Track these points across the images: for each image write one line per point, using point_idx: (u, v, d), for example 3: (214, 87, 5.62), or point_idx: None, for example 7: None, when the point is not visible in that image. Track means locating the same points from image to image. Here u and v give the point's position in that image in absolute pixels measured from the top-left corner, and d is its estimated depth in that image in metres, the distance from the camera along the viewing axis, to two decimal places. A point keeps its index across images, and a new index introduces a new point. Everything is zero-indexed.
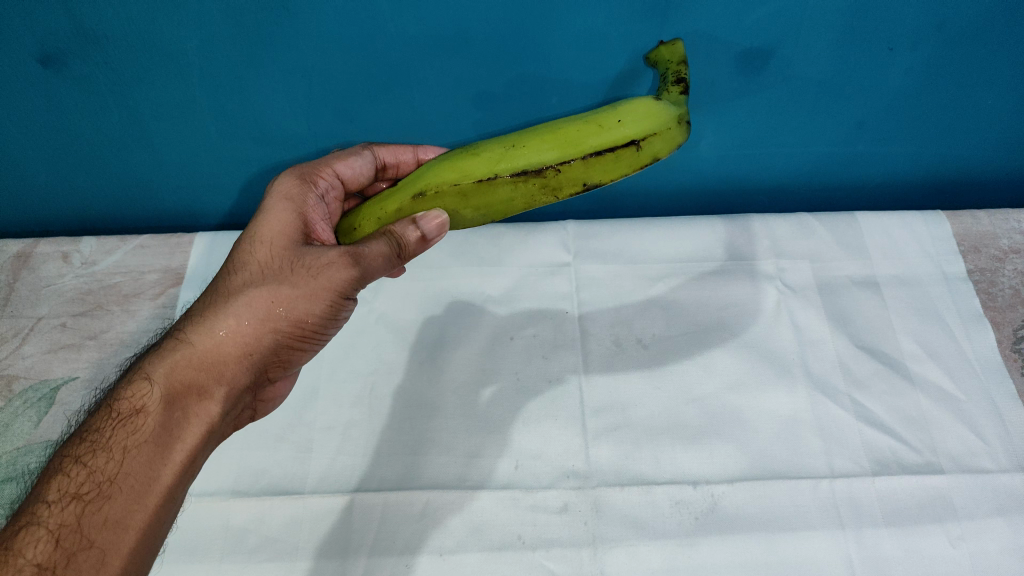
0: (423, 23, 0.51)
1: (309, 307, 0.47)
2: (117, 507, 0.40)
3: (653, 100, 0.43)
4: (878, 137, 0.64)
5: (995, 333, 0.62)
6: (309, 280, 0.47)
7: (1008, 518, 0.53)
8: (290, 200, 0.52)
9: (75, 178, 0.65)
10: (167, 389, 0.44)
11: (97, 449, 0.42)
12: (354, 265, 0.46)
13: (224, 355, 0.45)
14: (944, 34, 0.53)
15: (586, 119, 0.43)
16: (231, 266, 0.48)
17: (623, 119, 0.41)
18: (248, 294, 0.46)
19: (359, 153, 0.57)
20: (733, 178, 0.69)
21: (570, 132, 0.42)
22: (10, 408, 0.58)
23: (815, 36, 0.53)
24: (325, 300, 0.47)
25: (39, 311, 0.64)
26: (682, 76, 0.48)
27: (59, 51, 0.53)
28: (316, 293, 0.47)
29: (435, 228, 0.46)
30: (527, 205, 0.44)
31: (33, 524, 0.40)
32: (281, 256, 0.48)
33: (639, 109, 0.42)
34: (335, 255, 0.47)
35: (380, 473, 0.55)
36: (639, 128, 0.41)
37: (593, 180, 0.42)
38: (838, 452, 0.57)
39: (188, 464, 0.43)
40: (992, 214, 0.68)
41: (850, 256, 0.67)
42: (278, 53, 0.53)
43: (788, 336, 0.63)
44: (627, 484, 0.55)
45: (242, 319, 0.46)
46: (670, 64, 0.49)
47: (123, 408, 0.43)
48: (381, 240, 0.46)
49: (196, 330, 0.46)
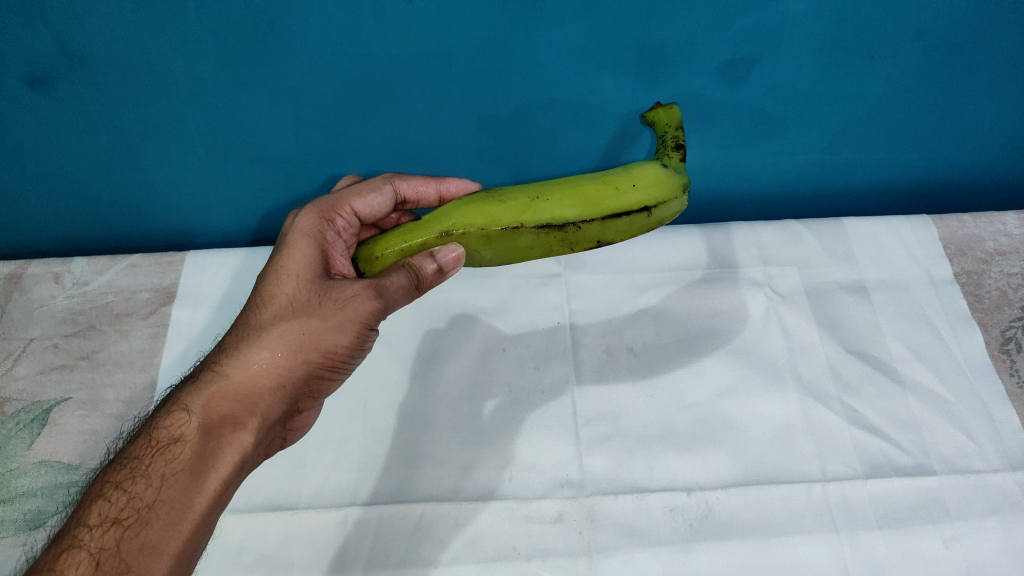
0: (411, 42, 0.52)
1: (336, 338, 0.46)
2: (153, 534, 0.41)
3: (662, 166, 0.46)
4: (863, 143, 0.65)
5: (983, 334, 0.63)
6: (336, 313, 0.46)
7: (1000, 518, 0.54)
8: (311, 238, 0.51)
9: (65, 200, 0.66)
10: (203, 419, 0.44)
11: (136, 476, 0.42)
12: (377, 297, 0.46)
13: (258, 387, 0.45)
14: (923, 42, 0.55)
15: (603, 177, 0.45)
16: (261, 297, 0.48)
17: (636, 184, 0.44)
18: (280, 326, 0.46)
19: (379, 188, 0.55)
20: (721, 186, 0.69)
21: (590, 191, 0.44)
22: (4, 430, 0.58)
23: (793, 46, 0.54)
24: (354, 331, 0.47)
25: (31, 332, 0.64)
26: (681, 143, 0.50)
27: (47, 73, 0.54)
28: (344, 325, 0.46)
29: (451, 261, 0.46)
30: (544, 253, 0.46)
31: (74, 547, 0.41)
32: (308, 289, 0.48)
33: (651, 175, 0.45)
34: (361, 287, 0.46)
35: (375, 487, 0.55)
36: (651, 195, 0.44)
37: (607, 237, 0.45)
38: (830, 457, 0.57)
39: (221, 492, 0.43)
40: (977, 217, 0.69)
41: (837, 261, 0.68)
42: (265, 73, 0.54)
43: (778, 343, 0.63)
44: (621, 492, 0.55)
45: (274, 351, 0.45)
46: (669, 129, 0.52)
47: (162, 436, 0.44)
48: (400, 272, 0.46)
49: (230, 362, 0.45)
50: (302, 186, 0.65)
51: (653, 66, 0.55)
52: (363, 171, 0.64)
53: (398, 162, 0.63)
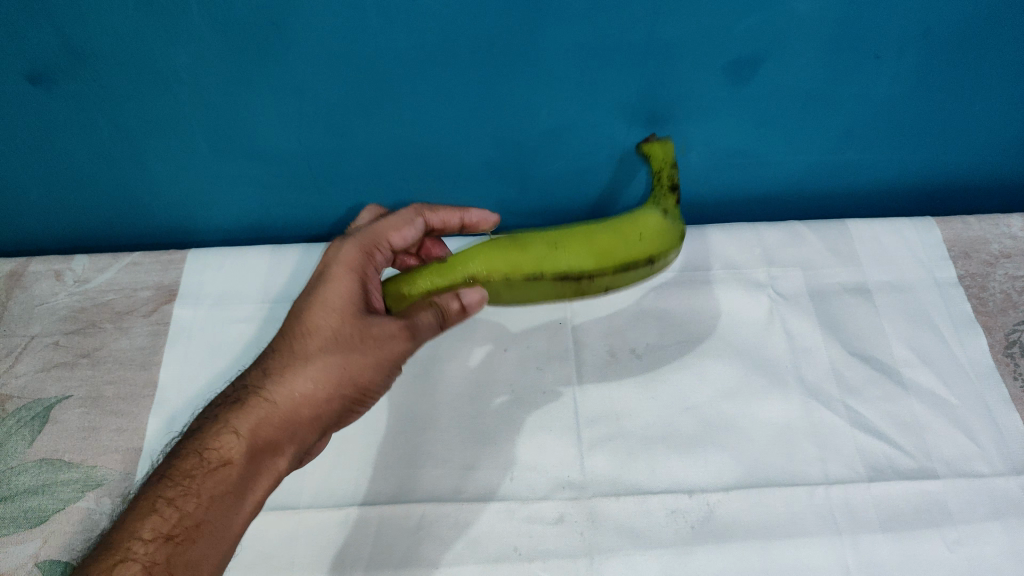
0: (414, 39, 0.52)
1: (373, 374, 0.47)
2: (199, 551, 0.44)
3: (662, 215, 0.54)
4: (868, 144, 0.64)
5: (987, 337, 0.63)
6: (376, 351, 0.47)
7: (1003, 522, 0.54)
8: (352, 267, 0.50)
9: (66, 196, 0.65)
10: (250, 444, 0.46)
11: (186, 493, 0.45)
12: (411, 338, 0.48)
13: (300, 418, 0.46)
14: (931, 42, 0.54)
15: (613, 226, 0.52)
16: (305, 324, 0.47)
17: (642, 236, 0.52)
18: (324, 360, 0.46)
19: (412, 222, 0.54)
20: (725, 187, 0.69)
21: (603, 242, 0.50)
22: (5, 427, 0.58)
23: (799, 45, 0.54)
24: (389, 368, 0.48)
25: (32, 329, 0.63)
26: (675, 181, 0.56)
27: (49, 69, 0.53)
28: (382, 363, 0.47)
29: (475, 301, 0.48)
30: (559, 296, 0.53)
31: (127, 558, 0.43)
32: (351, 322, 0.47)
33: (654, 227, 0.52)
34: (399, 328, 0.47)
35: (376, 487, 0.55)
36: (654, 246, 0.52)
37: (614, 284, 0.53)
38: (833, 459, 0.57)
39: (257, 508, 0.47)
40: (982, 219, 0.69)
41: (841, 262, 0.67)
42: (268, 70, 0.54)
43: (781, 344, 0.63)
44: (622, 494, 0.55)
45: (317, 385, 0.46)
46: (662, 166, 0.58)
47: (212, 457, 0.45)
48: (429, 311, 0.48)
49: (276, 390, 0.46)
50: (303, 185, 0.65)
51: (657, 66, 0.55)
52: (365, 170, 0.64)
53: (400, 161, 0.63)
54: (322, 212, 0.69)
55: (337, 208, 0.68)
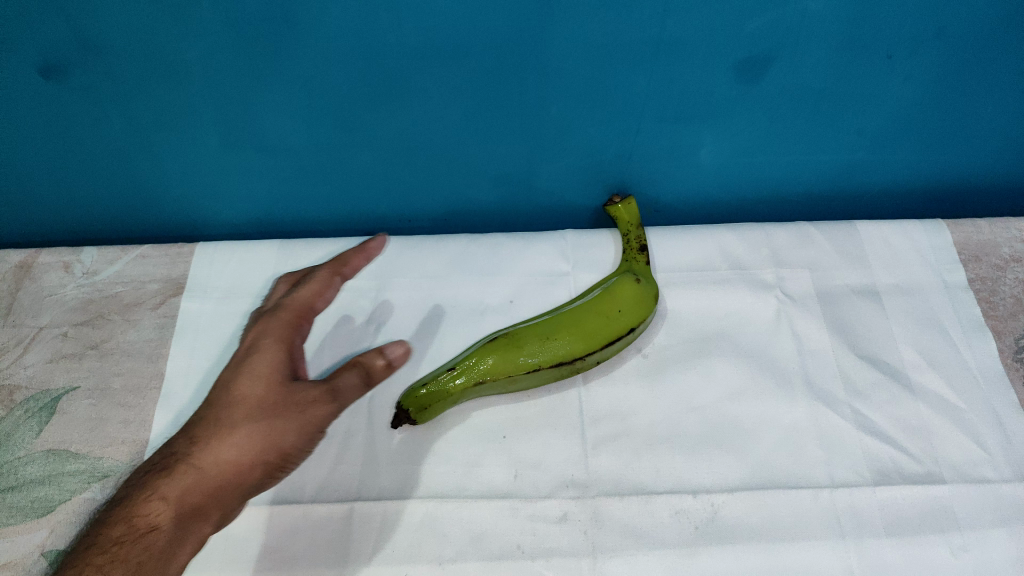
0: (427, 34, 0.52)
1: (296, 440, 0.48)
2: None
3: (634, 280, 0.62)
4: (879, 145, 0.64)
5: (997, 342, 0.62)
6: (299, 416, 0.47)
7: (1010, 528, 0.53)
8: (273, 339, 0.50)
9: (75, 189, 0.66)
10: (177, 510, 0.46)
11: (112, 562, 0.45)
12: (331, 400, 0.48)
13: (224, 484, 0.47)
14: (944, 41, 0.55)
15: (593, 311, 0.59)
16: (228, 392, 0.48)
17: (620, 310, 0.60)
18: (249, 427, 0.47)
19: (330, 281, 0.53)
20: (733, 188, 0.68)
21: (588, 333, 0.58)
22: (12, 417, 0.58)
23: (812, 44, 0.54)
24: (312, 434, 0.48)
25: (40, 320, 0.64)
26: (642, 240, 0.65)
27: (61, 61, 0.54)
28: (305, 429, 0.47)
29: (400, 355, 0.49)
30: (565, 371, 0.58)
31: None
32: (270, 389, 0.48)
33: (629, 298, 0.60)
34: (319, 392, 0.48)
35: (380, 482, 0.55)
36: (633, 316, 0.60)
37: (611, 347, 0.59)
38: (838, 462, 0.57)
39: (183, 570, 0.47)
40: (993, 222, 0.68)
41: (850, 264, 0.67)
42: (280, 64, 0.54)
43: (787, 345, 0.63)
44: (626, 493, 0.55)
45: (244, 450, 0.47)
46: (628, 227, 0.65)
47: (140, 524, 0.46)
48: (352, 370, 0.48)
49: (205, 455, 0.47)
50: (311, 180, 0.65)
51: (667, 64, 0.55)
52: (372, 167, 0.64)
53: (408, 158, 0.63)
54: (329, 209, 0.68)
55: (344, 204, 0.68)
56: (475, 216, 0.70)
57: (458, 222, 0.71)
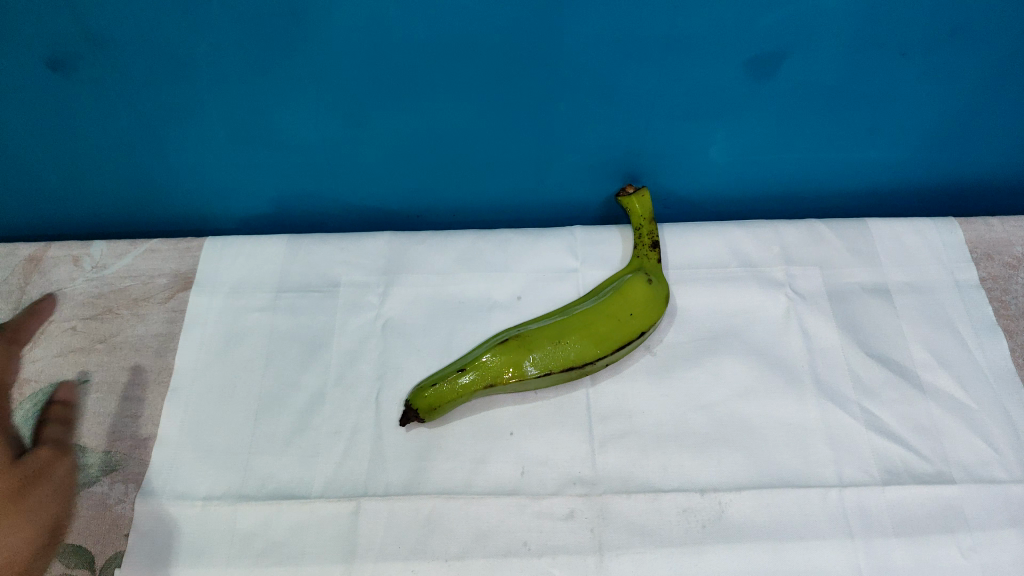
0: (437, 30, 0.52)
1: (49, 505, 0.54)
2: None
3: (647, 282, 0.61)
4: (891, 142, 0.64)
5: (1008, 341, 0.62)
6: (45, 484, 0.55)
7: (1019, 530, 0.53)
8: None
9: (83, 183, 0.66)
10: None
11: None
12: (65, 453, 0.56)
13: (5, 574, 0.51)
14: (957, 38, 0.55)
15: (605, 314, 0.59)
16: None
17: (633, 313, 0.59)
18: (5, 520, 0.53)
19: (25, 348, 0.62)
20: (743, 185, 0.68)
21: (601, 338, 0.58)
22: (22, 410, 0.59)
23: (824, 40, 0.54)
24: (63, 497, 0.54)
25: (50, 314, 0.64)
26: (653, 237, 0.64)
27: (71, 56, 0.54)
28: (60, 487, 0.55)
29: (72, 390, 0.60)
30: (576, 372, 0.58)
31: None
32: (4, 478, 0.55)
33: (640, 301, 0.60)
34: (48, 453, 0.56)
35: (387, 478, 0.55)
36: (644, 320, 0.60)
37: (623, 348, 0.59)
38: (847, 461, 0.56)
39: None
40: (1006, 221, 0.68)
41: (861, 262, 0.66)
42: (289, 60, 0.54)
43: (796, 344, 0.62)
44: (633, 491, 0.55)
45: (16, 536, 0.52)
46: (641, 221, 0.64)
47: None
48: (53, 427, 0.57)
49: None
50: (319, 176, 0.65)
51: (678, 60, 0.55)
52: (380, 163, 0.63)
53: (416, 154, 0.63)
54: (337, 205, 0.68)
55: (352, 200, 0.68)
56: (483, 212, 0.69)
57: (467, 218, 0.71)
